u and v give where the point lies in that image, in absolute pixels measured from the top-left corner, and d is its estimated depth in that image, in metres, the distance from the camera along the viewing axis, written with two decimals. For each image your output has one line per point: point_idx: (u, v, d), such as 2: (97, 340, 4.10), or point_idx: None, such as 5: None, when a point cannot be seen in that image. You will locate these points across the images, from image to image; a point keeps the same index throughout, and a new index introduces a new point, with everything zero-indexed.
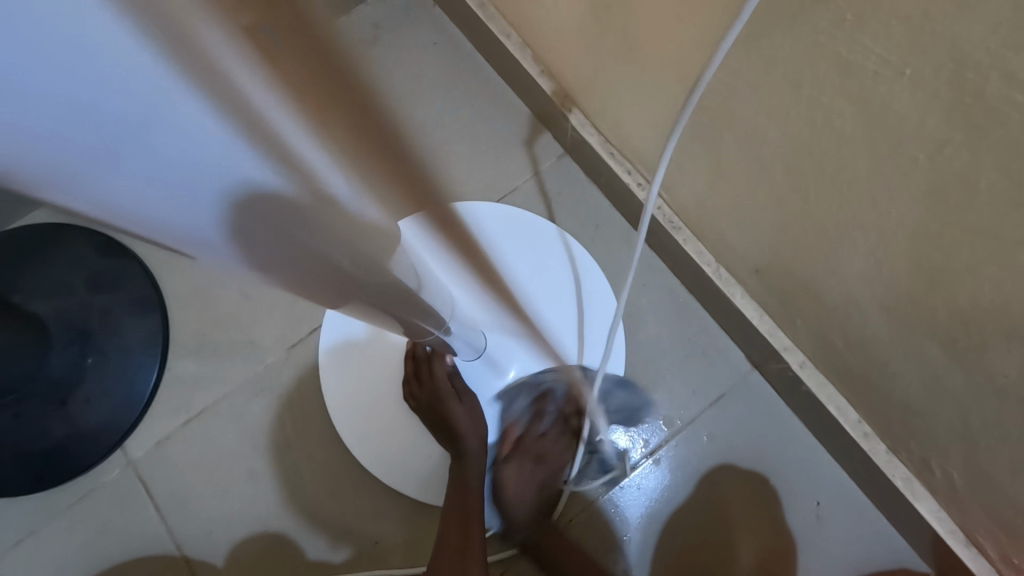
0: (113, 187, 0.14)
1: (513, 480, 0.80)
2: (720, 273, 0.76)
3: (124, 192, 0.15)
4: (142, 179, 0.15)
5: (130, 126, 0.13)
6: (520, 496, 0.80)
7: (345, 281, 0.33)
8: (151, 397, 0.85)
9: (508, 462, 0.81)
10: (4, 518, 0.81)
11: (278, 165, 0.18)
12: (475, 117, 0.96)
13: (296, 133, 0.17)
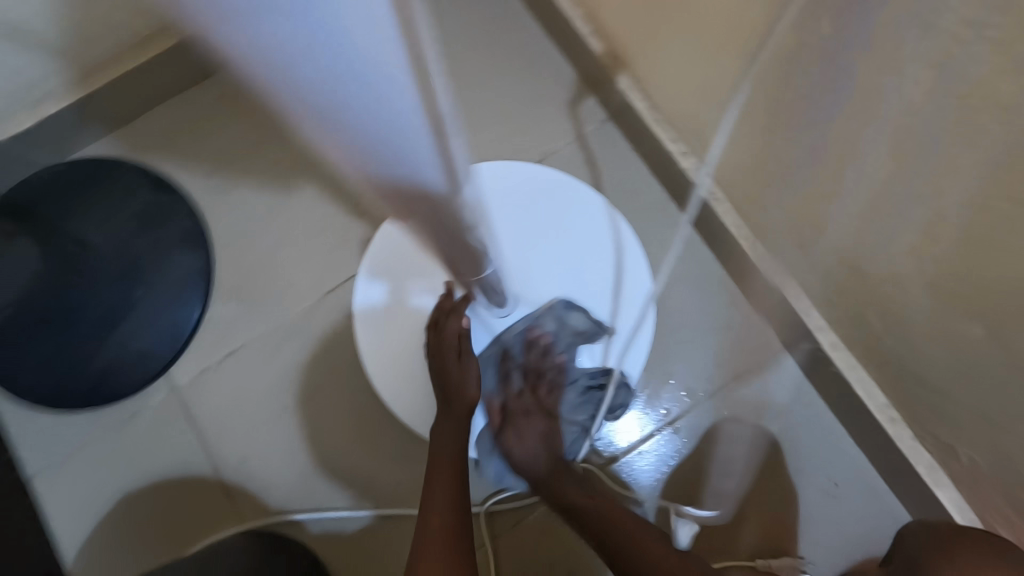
0: (321, 71, 0.23)
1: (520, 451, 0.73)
2: (759, 249, 0.75)
3: (322, 74, 0.23)
4: (342, 91, 0.24)
5: (342, 50, 0.21)
6: None
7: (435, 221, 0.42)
8: (195, 330, 0.89)
9: (505, 431, 0.74)
10: (55, 432, 0.87)
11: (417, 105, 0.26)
12: (521, 74, 0.95)
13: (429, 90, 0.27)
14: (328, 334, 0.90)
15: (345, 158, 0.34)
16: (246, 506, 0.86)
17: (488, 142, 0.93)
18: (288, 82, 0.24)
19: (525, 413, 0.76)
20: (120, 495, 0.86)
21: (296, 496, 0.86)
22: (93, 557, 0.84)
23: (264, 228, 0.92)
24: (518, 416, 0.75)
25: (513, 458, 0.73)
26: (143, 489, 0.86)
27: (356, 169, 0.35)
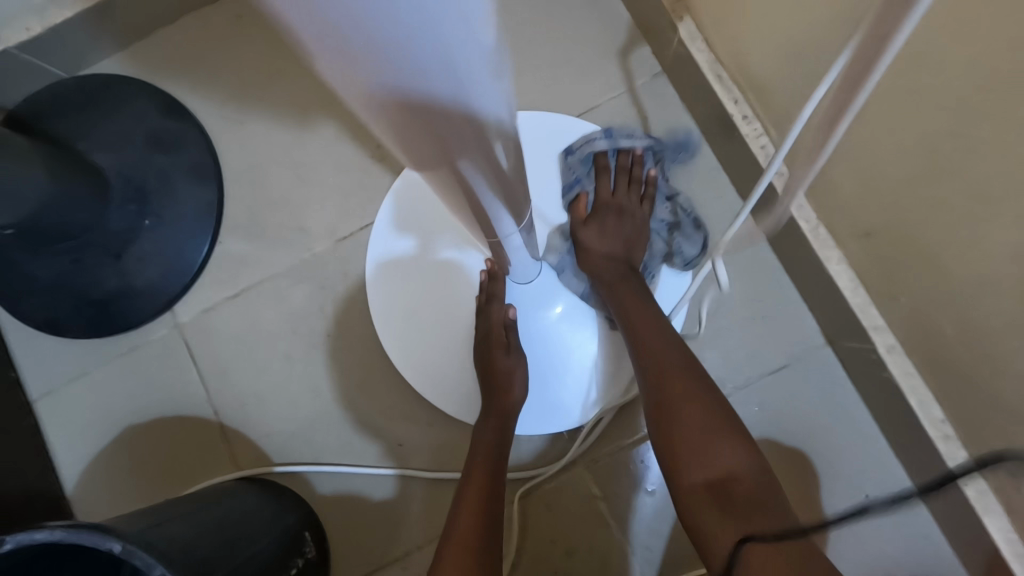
0: None
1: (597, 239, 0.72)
2: (818, 233, 0.66)
3: None
4: None
5: None
6: (565, 424, 0.77)
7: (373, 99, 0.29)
8: (202, 267, 0.85)
9: (586, 224, 0.73)
10: (59, 357, 0.85)
11: None
12: (568, 16, 0.85)
13: None
14: (338, 284, 0.85)
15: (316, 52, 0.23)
16: (244, 451, 0.83)
17: (527, 91, 0.85)
18: None
19: (619, 211, 0.74)
20: (121, 427, 0.84)
21: (293, 447, 0.83)
22: (91, 485, 0.83)
23: (280, 165, 0.87)
24: (606, 210, 0.74)
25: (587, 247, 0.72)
26: (143, 423, 0.84)
27: (324, 60, 0.24)
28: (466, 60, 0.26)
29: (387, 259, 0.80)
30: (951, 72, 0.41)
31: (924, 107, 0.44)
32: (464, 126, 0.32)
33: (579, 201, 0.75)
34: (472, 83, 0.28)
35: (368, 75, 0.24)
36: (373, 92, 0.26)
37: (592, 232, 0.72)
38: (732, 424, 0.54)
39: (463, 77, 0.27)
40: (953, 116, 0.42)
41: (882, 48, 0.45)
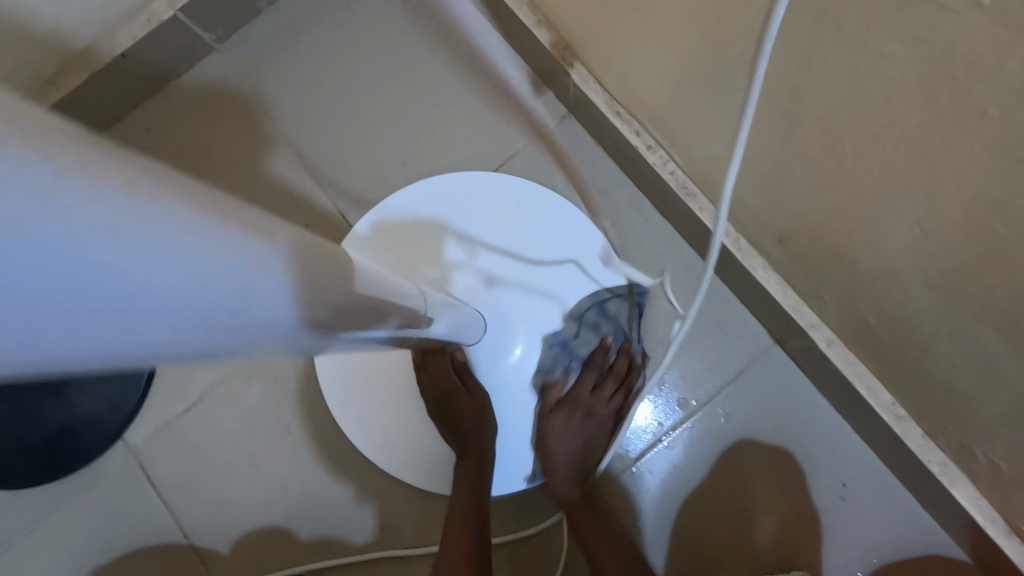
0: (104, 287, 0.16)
1: (562, 428, 0.76)
2: (740, 245, 0.68)
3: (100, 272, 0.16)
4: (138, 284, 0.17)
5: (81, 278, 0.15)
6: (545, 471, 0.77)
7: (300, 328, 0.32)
8: (150, 382, 0.82)
9: (556, 414, 0.76)
10: (11, 509, 0.81)
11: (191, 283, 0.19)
12: (471, 76, 0.88)
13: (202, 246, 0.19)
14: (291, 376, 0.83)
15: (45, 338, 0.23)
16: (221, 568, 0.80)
17: (444, 153, 0.87)
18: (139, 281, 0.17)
19: (586, 412, 0.76)
20: (89, 571, 0.80)
21: (271, 554, 0.80)
22: None
23: None
24: (576, 407, 0.76)
25: (548, 453, 0.75)
26: (112, 561, 0.80)
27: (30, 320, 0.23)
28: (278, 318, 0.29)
29: (337, 366, 0.78)
30: (804, 97, 0.43)
31: (792, 129, 0.47)
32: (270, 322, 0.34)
33: (549, 390, 0.78)
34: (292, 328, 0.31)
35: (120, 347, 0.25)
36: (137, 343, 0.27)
37: (558, 423, 0.76)
38: None
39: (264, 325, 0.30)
40: (821, 134, 0.44)
41: (744, 82, 0.47)
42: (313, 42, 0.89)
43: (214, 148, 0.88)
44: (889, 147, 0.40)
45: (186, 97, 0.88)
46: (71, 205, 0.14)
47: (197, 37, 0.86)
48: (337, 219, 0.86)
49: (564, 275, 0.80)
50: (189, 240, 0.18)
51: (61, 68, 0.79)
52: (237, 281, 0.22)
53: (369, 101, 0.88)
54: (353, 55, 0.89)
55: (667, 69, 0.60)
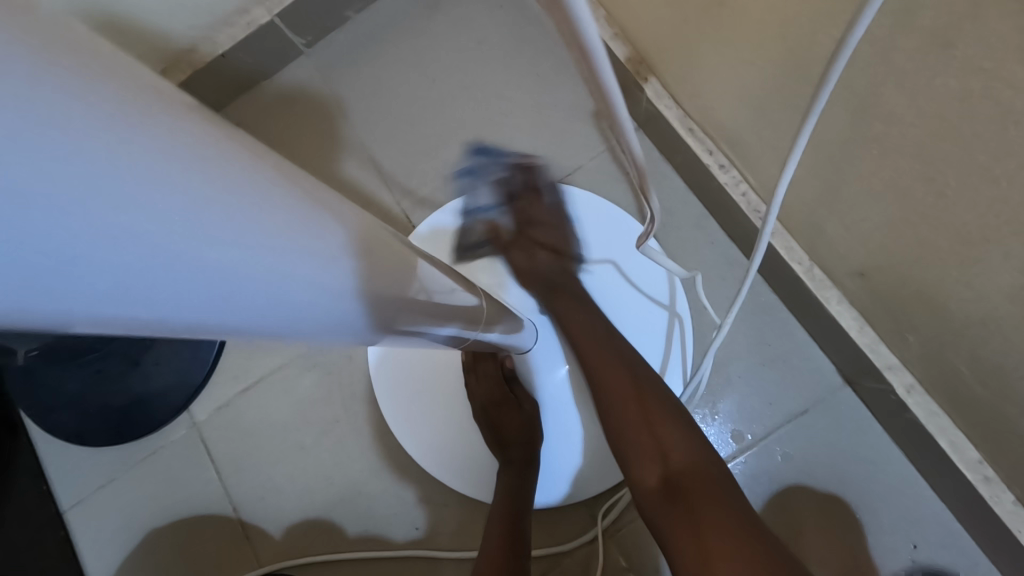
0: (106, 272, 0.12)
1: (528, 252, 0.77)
2: (814, 274, 0.64)
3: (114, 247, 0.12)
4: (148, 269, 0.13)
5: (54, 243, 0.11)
6: (588, 489, 0.76)
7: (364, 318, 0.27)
8: (215, 363, 0.87)
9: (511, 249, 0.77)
10: (87, 465, 0.88)
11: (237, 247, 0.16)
12: (540, 87, 0.88)
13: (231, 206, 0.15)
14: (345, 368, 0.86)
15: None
16: (262, 547, 0.83)
17: (509, 161, 0.87)
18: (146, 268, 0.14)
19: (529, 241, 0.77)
20: (146, 533, 0.85)
21: (310, 539, 0.82)
22: None
23: None
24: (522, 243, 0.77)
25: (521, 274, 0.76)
26: (167, 527, 0.85)
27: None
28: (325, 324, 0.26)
29: (389, 363, 0.80)
30: (903, 122, 0.40)
31: (887, 154, 0.44)
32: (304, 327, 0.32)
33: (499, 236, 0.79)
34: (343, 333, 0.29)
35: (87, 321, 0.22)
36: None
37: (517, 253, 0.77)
38: (666, 415, 0.58)
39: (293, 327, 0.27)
40: (922, 161, 0.41)
41: (834, 104, 0.45)
42: (393, 48, 0.92)
43: (293, 145, 0.92)
44: (1003, 180, 0.36)
45: (273, 96, 0.94)
46: (42, 123, 0.10)
47: (288, 41, 0.91)
48: (401, 220, 0.89)
49: (622, 289, 0.78)
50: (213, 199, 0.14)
51: (167, 65, 0.85)
52: (276, 274, 0.18)
53: (441, 107, 0.90)
54: (428, 62, 0.92)
55: (749, 88, 0.58)
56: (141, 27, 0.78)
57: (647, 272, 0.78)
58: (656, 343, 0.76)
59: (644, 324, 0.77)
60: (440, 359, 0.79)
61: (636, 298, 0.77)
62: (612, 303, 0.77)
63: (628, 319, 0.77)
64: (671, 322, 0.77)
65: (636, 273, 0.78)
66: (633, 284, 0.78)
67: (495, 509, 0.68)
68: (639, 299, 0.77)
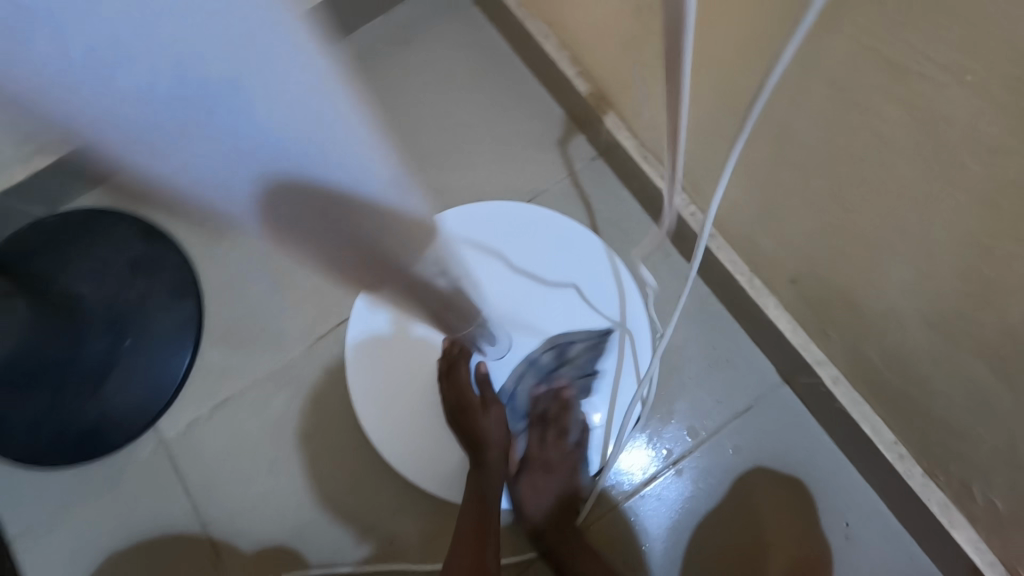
0: None
1: (535, 498, 0.77)
2: (752, 282, 0.74)
3: None
4: None
5: None
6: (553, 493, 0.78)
7: None
8: (183, 381, 0.87)
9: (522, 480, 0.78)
10: (39, 488, 0.85)
11: None
12: (509, 116, 0.96)
13: None
14: (321, 381, 0.88)
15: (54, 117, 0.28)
16: (235, 563, 0.82)
17: (480, 183, 0.94)
18: None
19: (546, 467, 0.78)
20: (106, 556, 0.83)
21: (285, 551, 0.83)
22: None
23: (259, 272, 0.92)
24: (536, 465, 0.78)
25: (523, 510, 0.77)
26: (130, 548, 0.83)
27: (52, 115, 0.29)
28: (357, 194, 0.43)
29: (365, 366, 0.82)
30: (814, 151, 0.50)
31: (805, 177, 0.53)
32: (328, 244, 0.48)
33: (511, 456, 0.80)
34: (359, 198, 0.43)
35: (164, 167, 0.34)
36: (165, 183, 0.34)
37: (528, 491, 0.77)
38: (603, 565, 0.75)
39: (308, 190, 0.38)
40: (830, 183, 0.51)
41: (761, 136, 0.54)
42: (370, 77, 0.98)
43: None
44: (889, 197, 0.46)
45: None
46: None
47: None
48: None
49: (577, 309, 0.83)
50: None
51: None
52: None
53: (416, 132, 0.96)
54: (404, 91, 0.98)
55: (696, 119, 0.67)
56: None
57: (602, 291, 0.84)
58: (613, 350, 0.82)
59: (600, 335, 0.82)
60: (414, 365, 0.82)
61: (589, 318, 0.82)
62: (573, 312, 0.83)
63: (588, 329, 0.82)
64: (622, 338, 0.82)
65: (591, 293, 0.83)
66: (588, 304, 0.83)
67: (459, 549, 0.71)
68: (600, 309, 0.83)
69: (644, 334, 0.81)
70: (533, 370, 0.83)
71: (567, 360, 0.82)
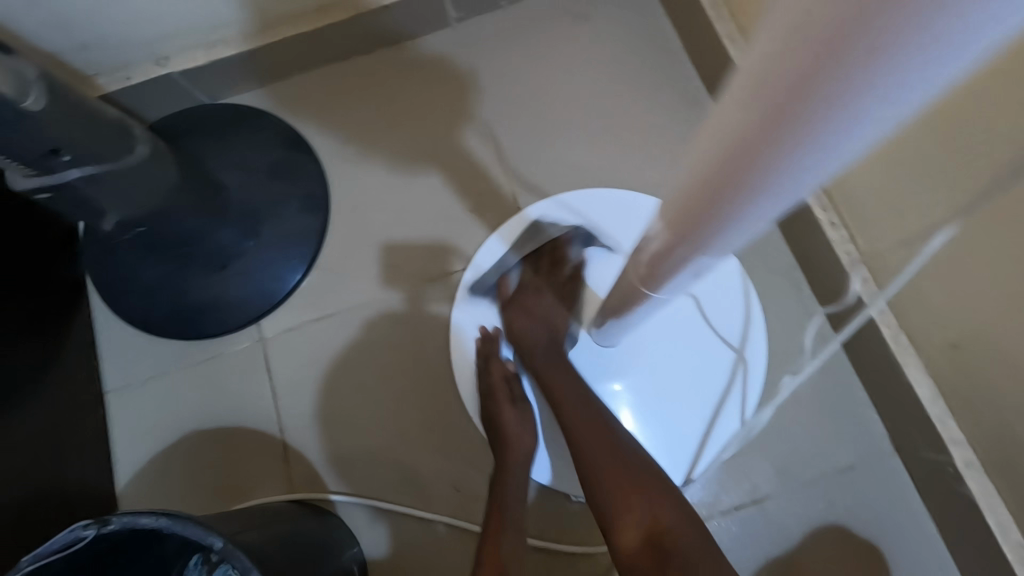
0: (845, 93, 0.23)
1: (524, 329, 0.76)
2: (899, 340, 0.70)
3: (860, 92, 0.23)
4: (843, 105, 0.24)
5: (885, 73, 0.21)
6: None
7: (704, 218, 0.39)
8: (295, 288, 0.90)
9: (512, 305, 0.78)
10: (142, 353, 0.89)
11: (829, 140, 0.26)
12: (665, 114, 0.94)
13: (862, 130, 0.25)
14: (421, 324, 0.89)
15: (849, 97, 0.23)
16: (304, 473, 0.85)
17: (620, 172, 0.93)
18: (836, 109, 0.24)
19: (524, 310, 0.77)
20: (188, 432, 0.87)
21: (353, 476, 0.85)
22: (143, 485, 0.85)
23: (386, 206, 0.93)
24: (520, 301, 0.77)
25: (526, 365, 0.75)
26: (210, 432, 0.87)
27: (857, 107, 0.24)
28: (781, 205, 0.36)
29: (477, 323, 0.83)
30: None
31: None
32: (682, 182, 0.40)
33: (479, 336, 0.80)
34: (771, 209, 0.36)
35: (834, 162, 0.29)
36: (788, 166, 0.30)
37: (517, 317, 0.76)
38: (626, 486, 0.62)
39: (766, 169, 0.31)
40: None
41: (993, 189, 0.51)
42: (537, 43, 0.98)
43: (420, 105, 0.97)
44: None
45: (412, 56, 0.98)
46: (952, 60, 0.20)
47: (443, 11, 0.96)
48: (508, 200, 0.93)
49: (696, 326, 0.80)
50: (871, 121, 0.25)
51: (332, 3, 0.90)
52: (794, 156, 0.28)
53: (568, 108, 0.96)
54: (566, 65, 0.97)
55: (896, 156, 0.64)
56: None
57: (726, 314, 0.80)
58: (723, 376, 0.78)
59: (713, 356, 0.79)
60: None
61: (707, 338, 0.79)
62: (693, 326, 0.79)
63: (703, 347, 0.79)
64: (735, 368, 0.78)
65: (716, 314, 0.80)
66: (709, 325, 0.79)
67: (506, 480, 0.72)
68: (721, 330, 0.79)
69: (758, 369, 0.78)
70: (636, 372, 0.79)
71: (666, 379, 0.79)
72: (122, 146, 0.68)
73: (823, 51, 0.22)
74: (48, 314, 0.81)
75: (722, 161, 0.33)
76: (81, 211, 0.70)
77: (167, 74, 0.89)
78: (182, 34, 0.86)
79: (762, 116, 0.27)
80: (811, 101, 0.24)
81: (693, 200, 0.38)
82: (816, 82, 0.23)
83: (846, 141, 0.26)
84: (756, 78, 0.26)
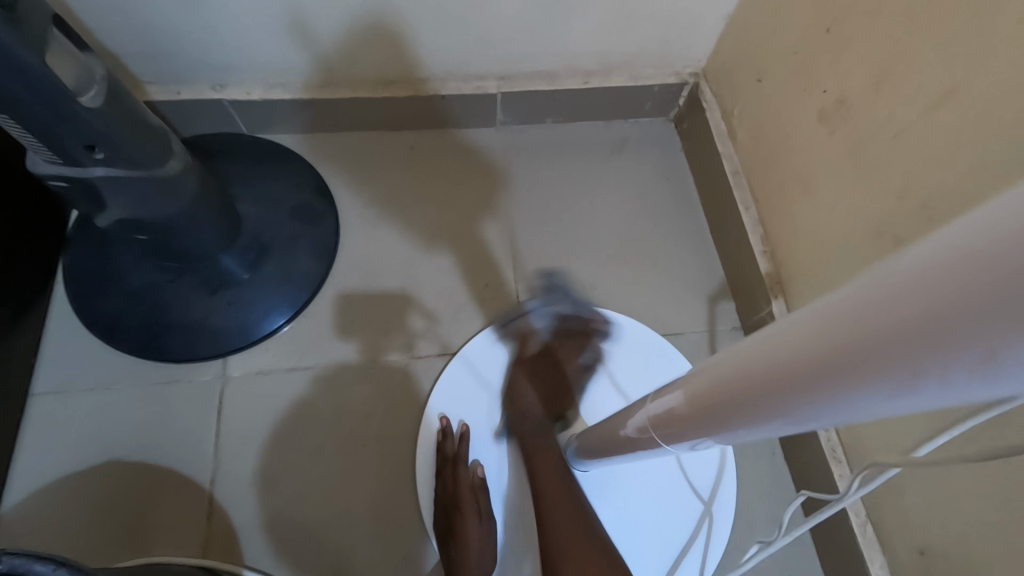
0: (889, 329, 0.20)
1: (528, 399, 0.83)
2: (866, 530, 0.70)
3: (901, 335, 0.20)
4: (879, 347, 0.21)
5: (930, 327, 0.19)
6: None
7: (715, 415, 0.35)
8: (275, 331, 0.87)
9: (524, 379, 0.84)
10: (87, 360, 0.82)
11: (856, 386, 0.23)
12: (673, 254, 0.99)
13: (892, 392, 0.22)
14: (394, 399, 0.85)
15: (967, 354, 0.18)
16: (222, 535, 0.76)
17: (623, 297, 0.96)
18: (872, 351, 0.21)
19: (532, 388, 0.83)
20: (105, 459, 0.78)
21: (276, 551, 0.76)
22: (33, 509, 0.75)
23: (391, 273, 0.93)
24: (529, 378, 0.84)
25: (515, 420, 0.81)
26: (131, 465, 0.78)
27: (992, 365, 0.18)
28: (831, 423, 0.29)
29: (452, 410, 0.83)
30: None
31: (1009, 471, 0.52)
32: (730, 355, 0.34)
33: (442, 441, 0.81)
34: (823, 423, 0.29)
35: (939, 404, 0.22)
36: (850, 384, 0.23)
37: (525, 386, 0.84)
38: None
39: (827, 377, 0.24)
40: None
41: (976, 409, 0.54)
42: (570, 162, 1.05)
43: (450, 188, 1.01)
44: None
45: (454, 143, 1.04)
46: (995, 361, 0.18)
47: (493, 113, 1.03)
48: (511, 296, 0.94)
49: (668, 471, 0.80)
50: (901, 386, 0.21)
51: (393, 78, 0.95)
52: (818, 387, 0.25)
53: (586, 226, 1.00)
54: (592, 187, 1.04)
55: None
56: (404, 46, 0.89)
57: (700, 464, 0.80)
58: (685, 529, 0.77)
59: (680, 505, 0.78)
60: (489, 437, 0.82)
61: (677, 488, 0.79)
62: (665, 479, 0.79)
63: (670, 496, 0.79)
64: (701, 519, 0.78)
65: (691, 462, 0.80)
66: (684, 471, 0.80)
67: None
68: (692, 480, 0.80)
69: (724, 525, 0.78)
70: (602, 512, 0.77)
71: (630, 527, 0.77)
72: (156, 156, 0.67)
73: (985, 293, 0.17)
74: (4, 293, 0.76)
75: (752, 360, 0.30)
76: (81, 200, 0.68)
77: (219, 99, 0.92)
78: (245, 69, 0.90)
79: (849, 330, 0.22)
80: (943, 338, 0.18)
81: (738, 378, 0.31)
82: (965, 321, 0.18)
83: (870, 400, 0.23)
84: (895, 278, 0.20)
